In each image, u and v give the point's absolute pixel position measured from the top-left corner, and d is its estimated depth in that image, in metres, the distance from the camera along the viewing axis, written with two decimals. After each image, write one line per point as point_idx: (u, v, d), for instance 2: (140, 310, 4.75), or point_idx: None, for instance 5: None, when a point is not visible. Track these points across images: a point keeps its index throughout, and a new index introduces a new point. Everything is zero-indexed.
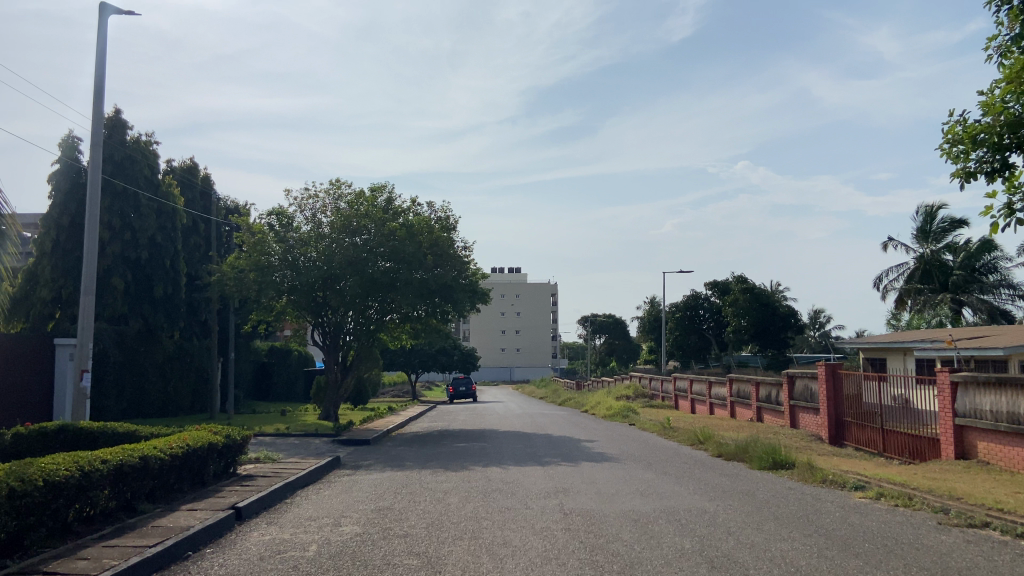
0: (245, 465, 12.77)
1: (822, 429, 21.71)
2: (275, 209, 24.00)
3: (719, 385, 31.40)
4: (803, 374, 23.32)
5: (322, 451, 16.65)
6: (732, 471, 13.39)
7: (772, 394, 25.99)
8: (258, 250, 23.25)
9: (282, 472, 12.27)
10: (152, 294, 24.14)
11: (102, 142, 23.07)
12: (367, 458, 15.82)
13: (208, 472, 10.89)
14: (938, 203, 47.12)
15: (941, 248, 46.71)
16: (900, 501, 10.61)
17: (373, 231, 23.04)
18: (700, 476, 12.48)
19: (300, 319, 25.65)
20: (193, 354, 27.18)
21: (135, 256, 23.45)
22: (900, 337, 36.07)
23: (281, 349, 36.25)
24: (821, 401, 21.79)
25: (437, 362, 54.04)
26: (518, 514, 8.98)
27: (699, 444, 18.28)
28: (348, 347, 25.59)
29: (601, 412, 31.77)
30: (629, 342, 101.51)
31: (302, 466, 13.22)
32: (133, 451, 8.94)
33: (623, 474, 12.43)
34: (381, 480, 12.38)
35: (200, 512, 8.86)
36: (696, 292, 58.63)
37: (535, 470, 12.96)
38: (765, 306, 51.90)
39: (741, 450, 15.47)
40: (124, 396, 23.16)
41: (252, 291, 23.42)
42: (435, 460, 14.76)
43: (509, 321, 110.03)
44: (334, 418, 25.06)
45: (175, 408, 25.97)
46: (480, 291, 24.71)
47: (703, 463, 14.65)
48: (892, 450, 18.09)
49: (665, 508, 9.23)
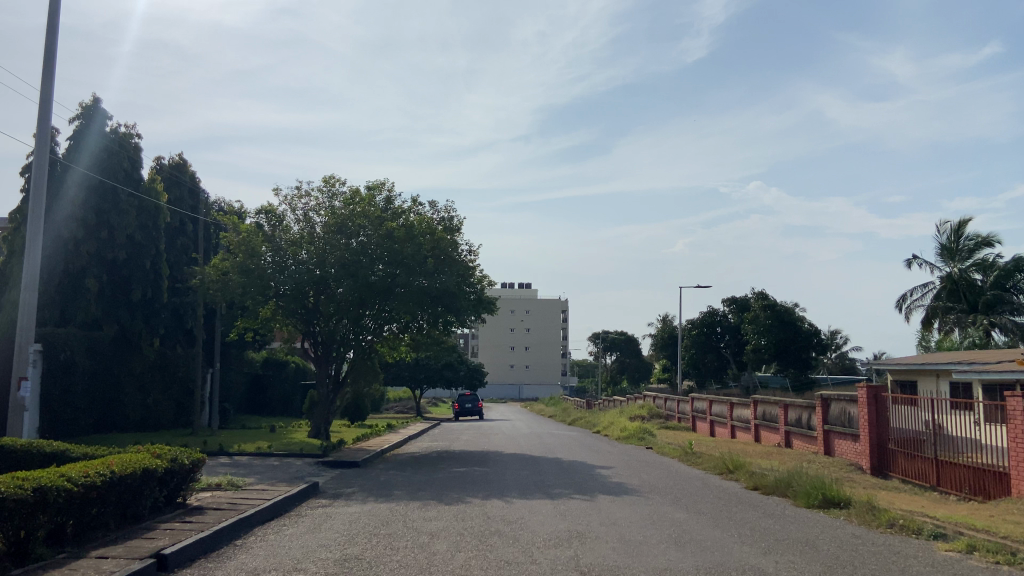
0: (200, 494, 10.79)
1: (863, 458, 19.50)
2: (264, 207, 22.09)
3: (742, 406, 29.21)
4: (840, 396, 21.12)
5: (300, 475, 14.60)
6: (775, 511, 11.28)
7: (802, 417, 23.82)
8: (245, 252, 21.28)
9: (240, 504, 10.27)
10: (129, 298, 22.23)
11: (78, 132, 21.26)
12: (350, 485, 13.75)
13: (141, 503, 8.90)
14: (963, 219, 44.84)
15: (969, 267, 44.52)
16: (1002, 557, 8.48)
17: (370, 232, 21.08)
18: (741, 518, 10.39)
19: (289, 328, 23.70)
20: (177, 364, 25.28)
21: (112, 256, 21.58)
22: (935, 359, 33.84)
23: (276, 361, 34.46)
24: (862, 426, 19.55)
25: (443, 378, 52.03)
26: (520, 571, 6.91)
27: (729, 475, 16.13)
28: (342, 359, 23.68)
29: (614, 434, 29.56)
30: (641, 361, 99.01)
31: (269, 495, 11.21)
32: (25, 481, 6.91)
33: (649, 513, 10.34)
34: (358, 515, 10.32)
35: (111, 563, 6.86)
36: (713, 308, 56.48)
37: (543, 505, 10.89)
38: (787, 324, 49.57)
39: (782, 483, 13.34)
40: (95, 409, 21.21)
41: (237, 296, 21.50)
42: (427, 489, 12.68)
43: (518, 337, 107.97)
44: (325, 436, 23.15)
45: (155, 421, 24.07)
46: (485, 301, 22.66)
47: (738, 498, 12.54)
48: (950, 484, 15.87)
49: (711, 567, 7.17)
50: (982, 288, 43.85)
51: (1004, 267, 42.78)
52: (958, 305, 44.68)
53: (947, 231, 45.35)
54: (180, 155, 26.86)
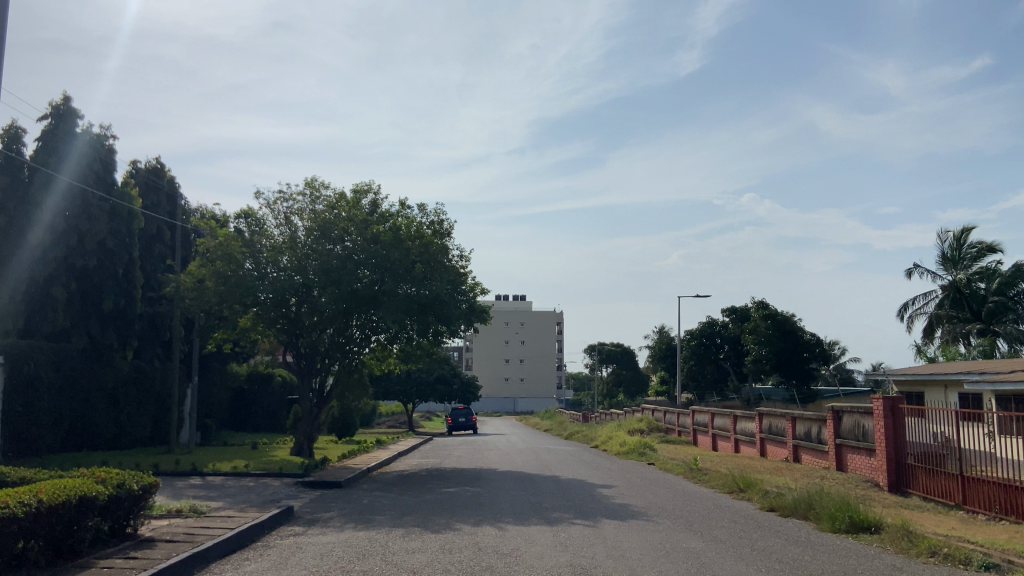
0: (155, 523, 9.60)
1: (880, 474, 18.35)
2: (244, 211, 20.98)
3: (746, 419, 28.10)
4: (853, 409, 20.00)
5: (276, 498, 13.41)
6: (800, 537, 10.16)
7: (812, 430, 22.70)
8: (223, 259, 20.06)
9: (199, 534, 9.08)
10: (100, 308, 21.15)
11: (46, 132, 20.06)
12: (329, 509, 12.54)
13: (78, 536, 7.70)
14: (964, 228, 44.05)
15: (973, 275, 43.34)
16: None
17: (356, 236, 19.92)
18: (765, 547, 9.27)
19: (270, 339, 22.52)
20: (153, 378, 24.11)
21: (81, 264, 20.53)
22: (942, 369, 32.87)
23: (261, 375, 33.26)
24: (877, 440, 18.42)
25: (436, 392, 50.80)
26: None
27: (740, 493, 14.99)
28: (326, 372, 22.51)
29: (614, 448, 28.36)
30: (638, 373, 97.94)
31: (234, 523, 9.99)
32: None
33: (660, 541, 9.21)
34: (332, 546, 9.13)
35: None
36: (712, 318, 55.48)
37: (541, 533, 9.74)
38: (788, 334, 48.52)
39: (802, 504, 12.18)
40: (62, 425, 20.00)
41: (214, 304, 20.34)
42: (414, 514, 11.48)
43: (512, 350, 106.55)
44: (308, 453, 21.95)
45: (128, 438, 22.86)
46: (478, 309, 21.53)
47: (755, 521, 11.38)
48: (976, 502, 14.66)
49: None
50: (985, 296, 42.66)
51: (1007, 274, 41.77)
52: (961, 315, 43.58)
53: (949, 239, 44.54)
54: (156, 159, 25.77)
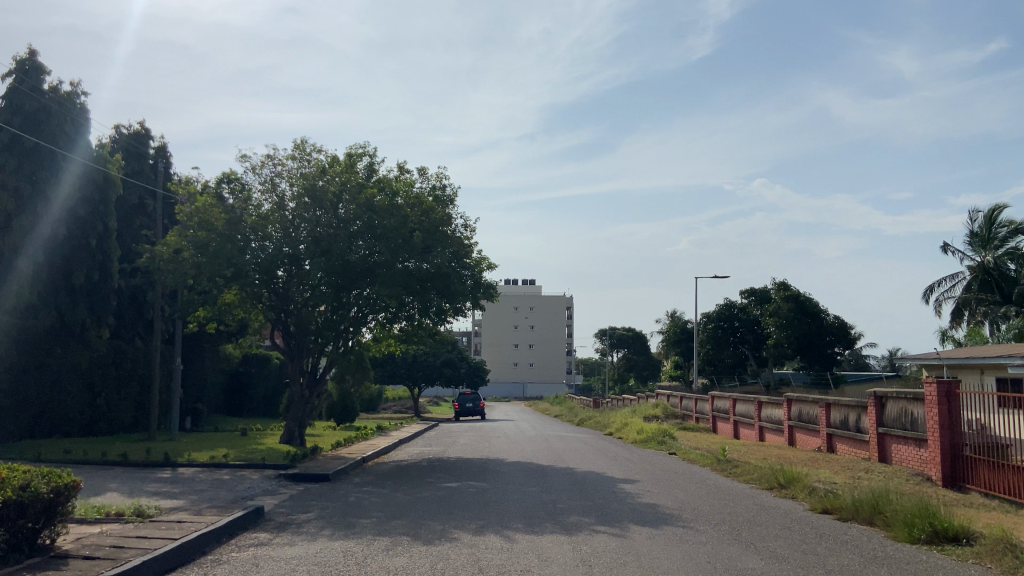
0: (82, 533, 7.76)
1: (931, 467, 16.37)
2: (226, 175, 19.06)
3: (772, 405, 26.13)
4: (898, 395, 18.05)
5: (249, 495, 11.55)
6: (880, 553, 8.22)
7: (848, 418, 20.73)
8: (202, 227, 18.17)
9: (130, 548, 7.22)
10: (71, 282, 19.37)
11: (9, 87, 18.24)
12: (308, 509, 10.69)
13: None
14: (997, 208, 41.79)
15: (1001, 255, 41.09)
16: None
17: (348, 202, 17.95)
18: (842, 567, 7.38)
19: (257, 316, 20.65)
20: (133, 358, 22.36)
21: (50, 233, 18.67)
22: (978, 353, 30.79)
23: (257, 357, 31.56)
24: (929, 429, 16.41)
25: (443, 376, 48.93)
26: None
27: (781, 490, 13.06)
28: (319, 352, 20.62)
29: (630, 436, 26.46)
30: (648, 359, 96.18)
31: (181, 530, 8.16)
32: None
33: (706, 558, 7.30)
34: (297, 562, 7.29)
35: None
36: (730, 300, 53.45)
37: (558, 546, 7.86)
38: (810, 316, 46.43)
39: (866, 506, 10.26)
40: (26, 410, 18.31)
41: (192, 278, 18.46)
42: (404, 518, 9.61)
43: (523, 335, 104.70)
44: (299, 441, 20.15)
45: (104, 424, 21.13)
46: (483, 284, 19.68)
47: (814, 529, 9.46)
48: None
49: None
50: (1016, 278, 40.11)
51: None
52: (991, 297, 41.15)
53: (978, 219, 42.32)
54: (140, 124, 23.93)
